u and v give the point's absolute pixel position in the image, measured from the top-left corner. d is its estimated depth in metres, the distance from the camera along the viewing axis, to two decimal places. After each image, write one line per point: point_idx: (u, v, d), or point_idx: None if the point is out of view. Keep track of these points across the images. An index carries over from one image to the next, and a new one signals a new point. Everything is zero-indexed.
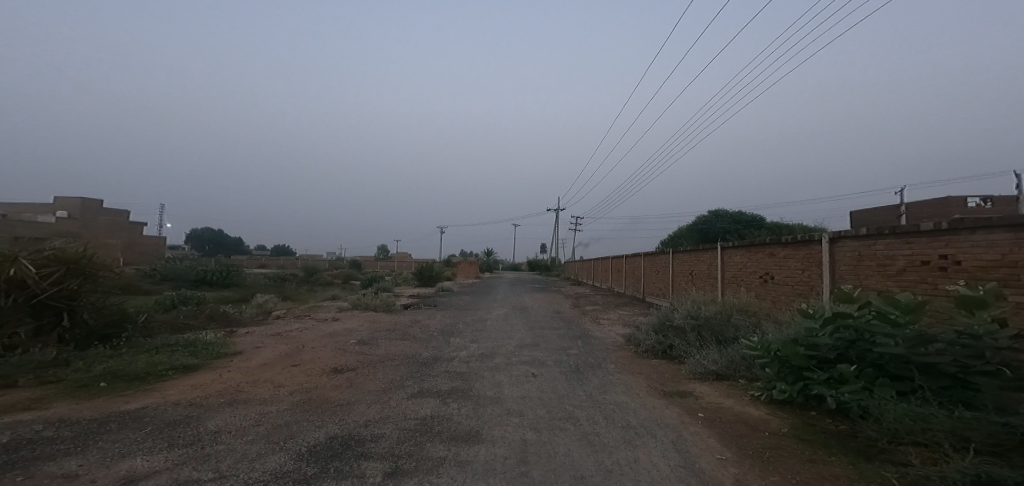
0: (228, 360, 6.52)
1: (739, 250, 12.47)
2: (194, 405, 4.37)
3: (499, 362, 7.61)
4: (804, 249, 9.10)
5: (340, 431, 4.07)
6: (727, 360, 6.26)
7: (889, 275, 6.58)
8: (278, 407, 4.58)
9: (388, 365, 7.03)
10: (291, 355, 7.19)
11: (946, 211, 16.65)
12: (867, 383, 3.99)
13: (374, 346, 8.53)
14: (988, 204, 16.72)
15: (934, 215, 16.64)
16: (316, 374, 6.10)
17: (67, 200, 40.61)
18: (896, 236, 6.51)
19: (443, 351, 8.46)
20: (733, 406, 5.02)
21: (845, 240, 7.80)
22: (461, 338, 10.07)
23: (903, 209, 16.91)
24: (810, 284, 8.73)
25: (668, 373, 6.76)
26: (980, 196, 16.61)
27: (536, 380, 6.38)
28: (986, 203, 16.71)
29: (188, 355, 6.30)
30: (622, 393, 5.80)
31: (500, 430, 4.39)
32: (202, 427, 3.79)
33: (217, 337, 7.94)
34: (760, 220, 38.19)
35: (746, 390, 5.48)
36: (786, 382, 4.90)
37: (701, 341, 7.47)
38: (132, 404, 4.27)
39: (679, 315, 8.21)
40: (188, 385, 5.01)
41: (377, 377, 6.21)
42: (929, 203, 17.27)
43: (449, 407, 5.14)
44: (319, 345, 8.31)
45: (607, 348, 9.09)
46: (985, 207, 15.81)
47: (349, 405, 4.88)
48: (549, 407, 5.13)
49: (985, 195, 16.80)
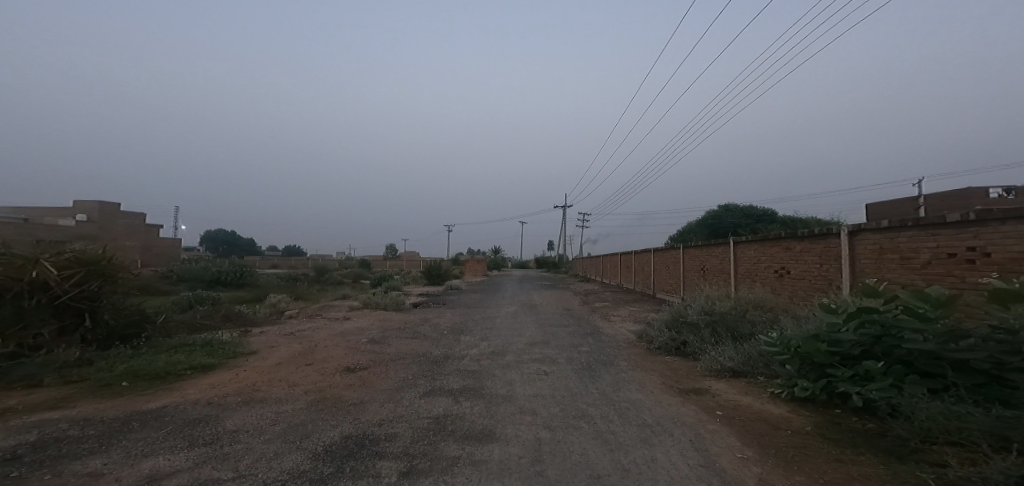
0: (244, 359, 6.57)
1: (753, 244, 12.25)
2: (212, 404, 4.40)
3: (511, 360, 7.57)
4: (821, 243, 8.88)
5: (354, 431, 4.06)
6: (744, 357, 6.13)
7: (913, 269, 6.38)
8: (293, 406, 4.58)
9: (400, 364, 7.03)
10: (304, 355, 7.23)
11: (966, 202, 16.23)
12: (896, 380, 3.86)
13: (385, 345, 8.53)
14: (1011, 195, 16.20)
15: (953, 206, 16.18)
16: (329, 373, 6.12)
17: (86, 203, 41.57)
18: (920, 228, 6.30)
19: (454, 350, 8.44)
20: (752, 404, 4.91)
21: (865, 232, 7.58)
22: (472, 336, 10.04)
23: (921, 202, 16.48)
24: (828, 279, 8.53)
25: (682, 370, 6.65)
26: (1002, 187, 16.11)
27: (548, 378, 6.32)
28: (1009, 194, 16.20)
29: (205, 354, 6.35)
30: (636, 391, 5.71)
31: (515, 429, 4.34)
32: (220, 426, 3.81)
33: (232, 337, 8.02)
34: (771, 214, 37.57)
35: (765, 388, 5.35)
36: (808, 379, 4.78)
37: (716, 337, 7.34)
38: (152, 403, 4.30)
39: (692, 311, 8.07)
40: (205, 384, 5.06)
41: (389, 376, 6.21)
42: (947, 195, 16.86)
43: (462, 405, 5.11)
44: (331, 343, 8.36)
45: (619, 345, 9.00)
46: (1007, 199, 15.33)
47: (362, 404, 4.88)
48: (563, 406, 5.07)
49: (1007, 186, 16.29)
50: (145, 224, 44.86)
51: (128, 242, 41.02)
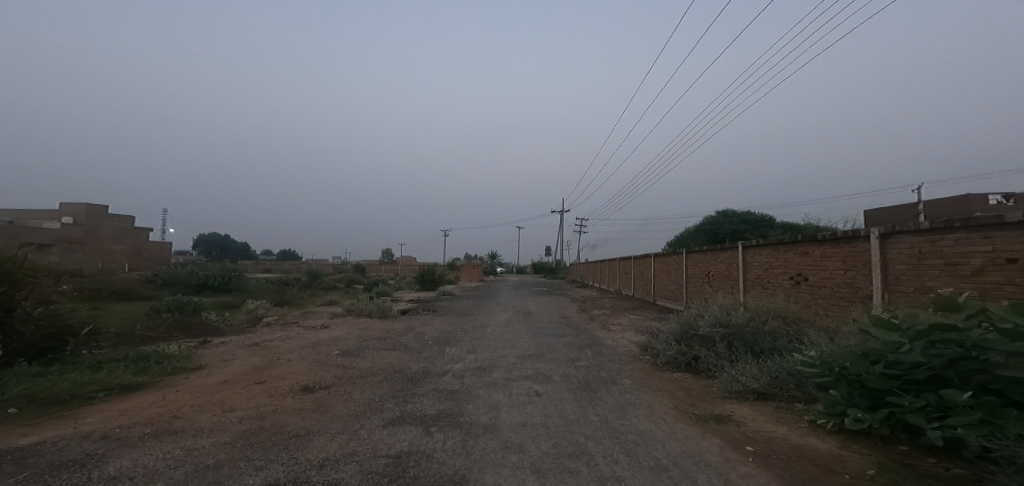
0: (182, 377, 5.60)
1: (764, 248, 11.39)
2: (104, 441, 3.44)
3: (498, 377, 6.66)
4: (846, 247, 8.02)
5: (284, 476, 3.13)
6: (771, 377, 5.22)
7: (960, 276, 5.56)
8: (213, 441, 3.60)
9: (369, 382, 6.08)
10: (259, 370, 6.26)
11: (967, 208, 15.84)
12: (987, 414, 2.98)
13: (357, 359, 7.57)
14: (1011, 202, 15.77)
15: (954, 213, 15.73)
16: (279, 393, 5.15)
17: (72, 206, 40.46)
18: (971, 229, 5.48)
19: (435, 364, 7.53)
20: (789, 437, 3.99)
21: (900, 235, 6.74)
22: (458, 348, 9.10)
23: (922, 208, 15.97)
24: (855, 286, 7.66)
25: (696, 391, 5.73)
26: (1002, 194, 15.72)
27: (540, 401, 5.39)
28: (1008, 201, 15.77)
29: (132, 372, 5.38)
30: (645, 418, 4.75)
31: (494, 474, 3.41)
32: (96, 473, 2.86)
33: (181, 349, 7.03)
34: (769, 220, 37.10)
35: (802, 415, 4.44)
36: (861, 409, 3.88)
37: (733, 353, 6.43)
38: (25, 439, 3.41)
39: (704, 322, 7.15)
40: (112, 412, 4.08)
41: (352, 398, 5.25)
42: (946, 201, 16.47)
43: (433, 439, 4.16)
44: (296, 356, 7.40)
45: (621, 359, 8.08)
46: (1008, 206, 14.87)
47: (307, 436, 3.90)
48: (556, 440, 4.13)
49: (1007, 193, 15.84)
50: (134, 227, 44.08)
51: (116, 246, 40.12)
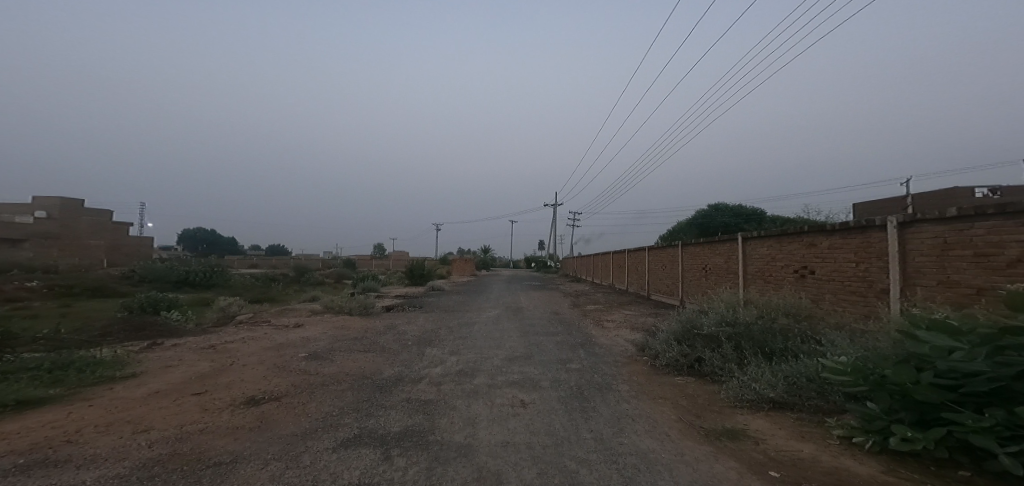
0: (105, 387, 4.77)
1: (765, 240, 10.79)
2: None
3: (479, 383, 5.95)
4: (859, 238, 7.41)
5: None
6: (788, 384, 4.57)
7: (993, 268, 4.96)
8: (100, 474, 2.82)
9: (331, 391, 5.32)
10: (204, 378, 5.45)
11: (956, 201, 15.64)
12: None
13: (324, 363, 6.79)
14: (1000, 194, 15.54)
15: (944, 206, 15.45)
16: (216, 408, 4.36)
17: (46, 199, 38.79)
18: (1006, 215, 4.86)
19: (411, 368, 6.78)
20: (820, 459, 3.32)
21: (922, 223, 6.12)
22: (440, 350, 8.36)
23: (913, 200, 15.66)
24: (869, 280, 7.06)
25: (702, 399, 5.06)
26: (991, 187, 15.50)
27: (525, 413, 4.70)
28: (998, 193, 15.54)
29: (39, 385, 4.52)
30: (645, 435, 4.07)
31: None
32: None
33: (119, 355, 6.17)
34: (761, 214, 36.90)
35: (830, 432, 3.78)
36: (909, 427, 3.19)
37: (741, 355, 5.79)
38: None
39: (708, 320, 6.50)
40: None
41: (305, 412, 4.49)
42: (936, 194, 16.21)
43: (391, 466, 3.42)
44: (254, 361, 6.59)
45: (616, 360, 7.41)
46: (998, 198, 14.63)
47: (230, 465, 3.14)
48: (540, 466, 3.42)
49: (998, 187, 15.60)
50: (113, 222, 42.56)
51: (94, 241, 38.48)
